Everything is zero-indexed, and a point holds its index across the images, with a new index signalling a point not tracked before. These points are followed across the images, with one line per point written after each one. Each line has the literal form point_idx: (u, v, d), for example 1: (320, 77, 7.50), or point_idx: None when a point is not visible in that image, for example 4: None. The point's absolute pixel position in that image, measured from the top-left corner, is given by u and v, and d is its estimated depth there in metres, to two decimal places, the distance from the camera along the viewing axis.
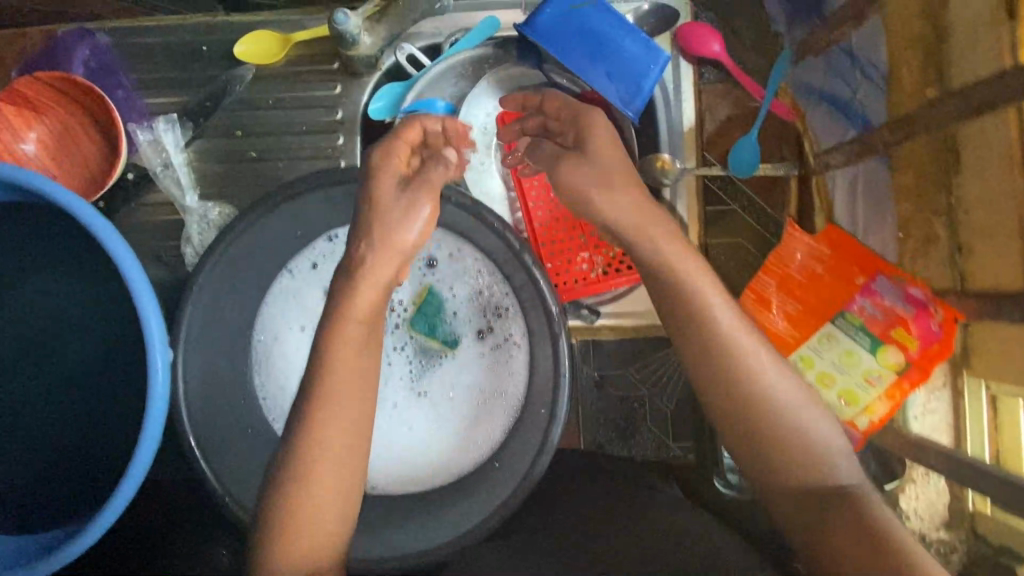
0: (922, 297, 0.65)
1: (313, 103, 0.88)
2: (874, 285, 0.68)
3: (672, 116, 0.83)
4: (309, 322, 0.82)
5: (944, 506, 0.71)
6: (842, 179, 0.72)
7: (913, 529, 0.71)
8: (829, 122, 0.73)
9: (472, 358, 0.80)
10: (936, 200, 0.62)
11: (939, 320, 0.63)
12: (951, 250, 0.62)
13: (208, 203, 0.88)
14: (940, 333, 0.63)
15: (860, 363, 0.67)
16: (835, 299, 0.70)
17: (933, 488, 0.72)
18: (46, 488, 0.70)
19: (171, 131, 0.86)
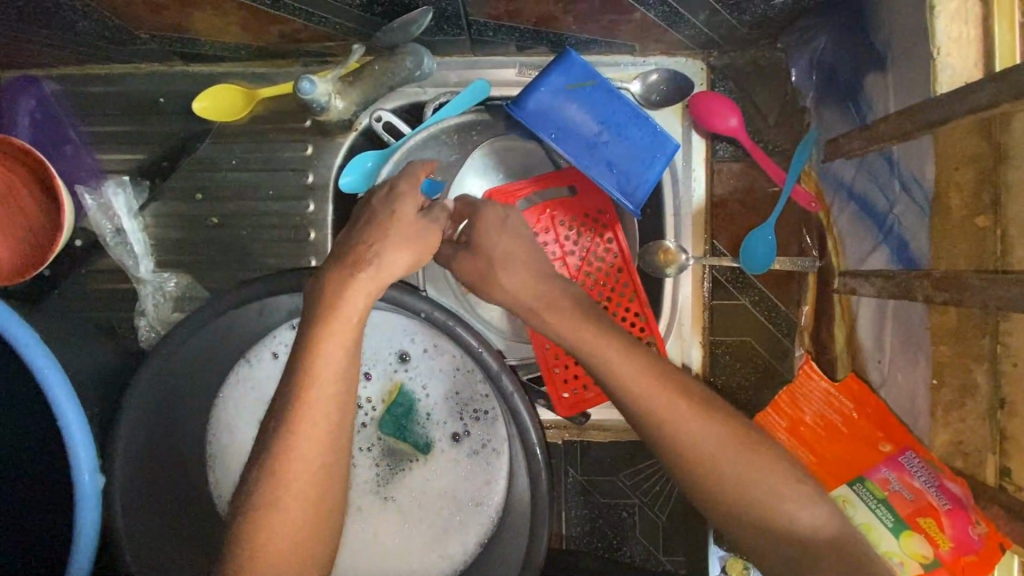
0: (962, 496, 0.54)
1: (282, 165, 0.80)
2: (904, 458, 0.59)
3: (678, 199, 0.75)
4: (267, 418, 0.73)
5: None
6: (871, 303, 0.63)
7: None
8: (858, 228, 0.65)
9: (444, 466, 0.72)
10: (979, 345, 0.53)
11: (980, 530, 0.53)
12: (993, 406, 0.53)
13: (165, 273, 0.80)
14: (980, 545, 0.53)
15: (878, 542, 0.57)
16: (854, 459, 0.62)
17: None
18: None
19: (121, 195, 0.78)
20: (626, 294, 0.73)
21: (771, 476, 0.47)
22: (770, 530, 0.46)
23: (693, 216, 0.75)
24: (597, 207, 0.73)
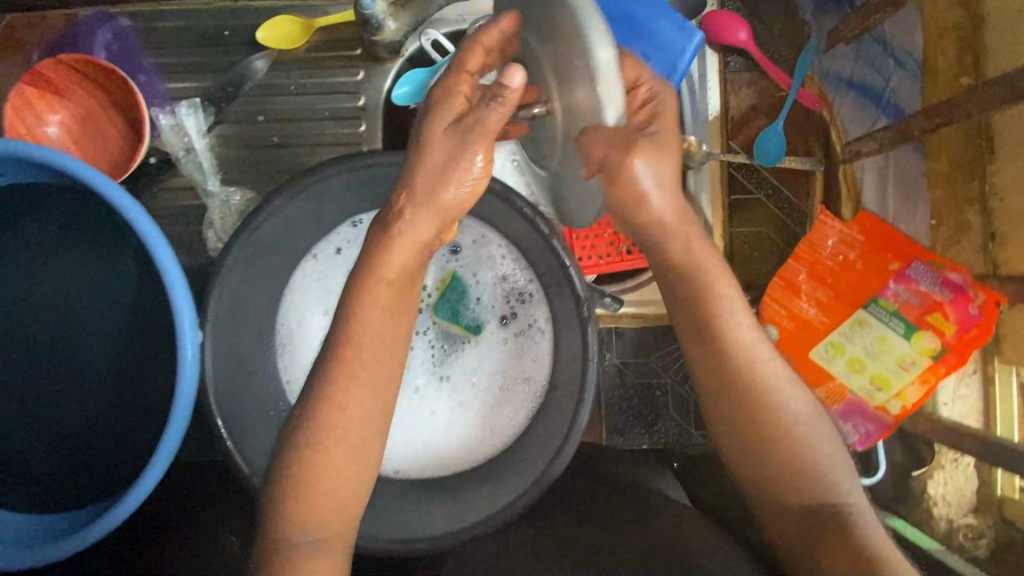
0: (961, 282, 0.64)
1: (336, 89, 0.88)
2: (909, 270, 0.66)
3: (697, 105, 0.83)
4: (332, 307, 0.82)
5: (970, 491, 0.72)
6: (871, 166, 0.77)
7: (941, 516, 0.72)
8: (860, 110, 0.78)
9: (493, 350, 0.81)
10: (971, 185, 0.71)
11: (978, 304, 0.63)
12: (985, 236, 0.70)
13: (230, 188, 0.87)
14: (979, 317, 0.62)
15: (891, 348, 0.64)
16: (866, 283, 0.67)
17: (960, 474, 0.72)
18: (89, 461, 0.74)
19: (193, 115, 0.85)
20: None
21: (776, 384, 0.54)
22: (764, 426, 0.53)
23: (710, 119, 0.84)
24: None
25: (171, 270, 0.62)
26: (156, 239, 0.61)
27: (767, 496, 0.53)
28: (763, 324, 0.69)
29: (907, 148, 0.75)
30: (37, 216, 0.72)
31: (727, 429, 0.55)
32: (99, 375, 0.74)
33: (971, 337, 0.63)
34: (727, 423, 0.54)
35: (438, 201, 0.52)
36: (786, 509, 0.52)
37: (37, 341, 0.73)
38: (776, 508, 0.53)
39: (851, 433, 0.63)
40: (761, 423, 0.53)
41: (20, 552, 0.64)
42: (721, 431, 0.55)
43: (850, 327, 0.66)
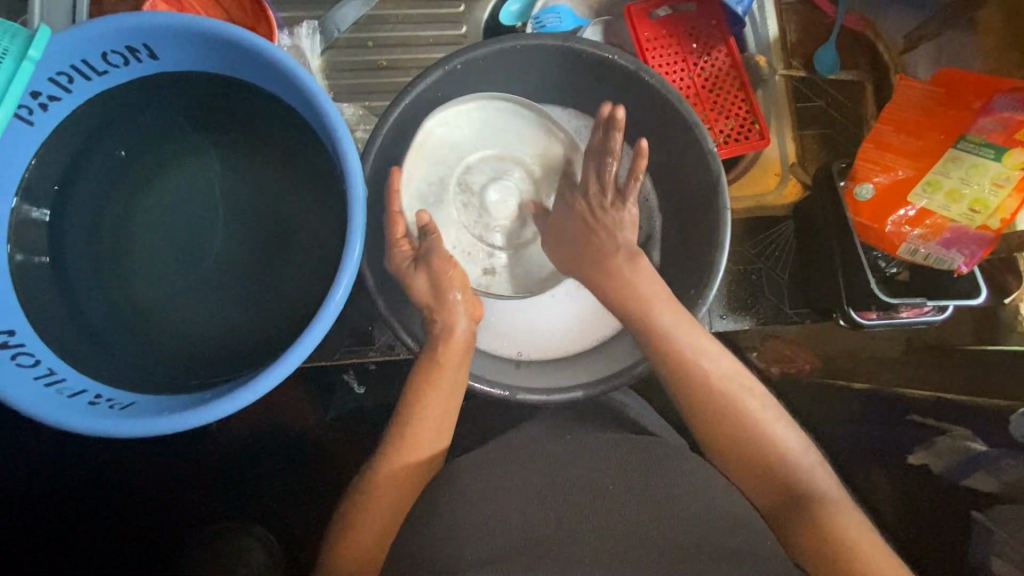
0: None
1: (439, 18, 0.96)
2: (993, 104, 0.72)
3: (759, 31, 0.96)
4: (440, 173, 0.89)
5: None
6: (922, 57, 0.92)
7: None
8: (902, 22, 0.93)
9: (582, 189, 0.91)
10: None
11: None
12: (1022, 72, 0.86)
13: (341, 102, 0.94)
14: None
15: (985, 172, 0.70)
16: (955, 125, 0.74)
17: None
18: (227, 349, 0.74)
19: (311, 36, 0.92)
20: (736, 86, 0.92)
21: (728, 367, 0.69)
22: (726, 398, 0.67)
23: (772, 40, 0.96)
24: (707, 29, 0.93)
25: (342, 129, 0.67)
26: (329, 99, 0.67)
27: (756, 484, 0.65)
28: (857, 184, 0.77)
29: (953, 34, 0.91)
30: (176, 113, 0.76)
31: (723, 438, 0.67)
32: (242, 258, 0.77)
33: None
34: (724, 437, 0.66)
35: (445, 302, 0.74)
36: (776, 485, 0.64)
37: (192, 235, 0.78)
38: (760, 479, 0.65)
39: (955, 258, 0.71)
40: (745, 424, 0.66)
41: (172, 416, 0.63)
42: (717, 436, 0.67)
43: (945, 164, 0.73)
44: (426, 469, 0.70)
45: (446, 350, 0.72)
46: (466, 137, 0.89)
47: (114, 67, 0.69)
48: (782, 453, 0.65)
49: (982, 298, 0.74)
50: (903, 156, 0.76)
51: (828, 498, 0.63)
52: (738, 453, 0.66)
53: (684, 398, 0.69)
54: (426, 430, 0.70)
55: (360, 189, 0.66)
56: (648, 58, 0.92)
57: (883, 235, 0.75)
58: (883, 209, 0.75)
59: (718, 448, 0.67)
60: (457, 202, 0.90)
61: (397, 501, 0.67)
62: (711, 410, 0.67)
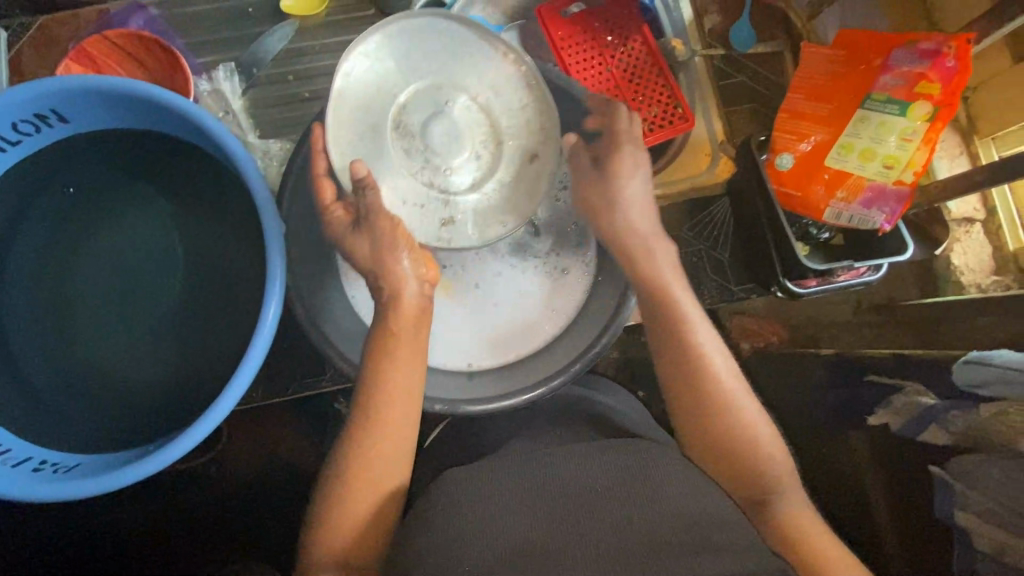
0: (935, 46, 0.68)
1: (356, 44, 0.97)
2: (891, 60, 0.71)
3: (672, 15, 0.96)
4: (369, 128, 0.77)
5: (987, 255, 0.87)
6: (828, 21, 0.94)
7: (971, 282, 0.87)
8: None
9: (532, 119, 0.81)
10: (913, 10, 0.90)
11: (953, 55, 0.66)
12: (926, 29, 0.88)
13: (269, 139, 0.94)
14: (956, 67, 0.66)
15: (892, 128, 0.69)
16: (860, 86, 0.74)
17: (976, 242, 0.88)
18: (170, 400, 0.75)
19: (230, 79, 0.92)
20: (655, 72, 0.93)
21: (721, 357, 0.76)
22: (717, 392, 0.74)
23: (688, 22, 0.96)
24: (620, 20, 0.94)
25: (253, 172, 0.68)
26: (234, 140, 0.67)
27: (738, 483, 0.72)
28: (777, 155, 0.77)
29: None
30: (99, 170, 0.77)
31: (711, 435, 0.73)
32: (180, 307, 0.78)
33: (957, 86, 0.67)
34: (712, 432, 0.73)
35: (388, 264, 0.72)
36: (750, 481, 0.72)
37: (127, 290, 0.78)
38: (738, 477, 0.73)
39: (876, 216, 0.71)
40: (730, 418, 0.73)
41: (116, 472, 0.64)
42: (707, 429, 0.74)
43: (855, 126, 0.72)
44: (393, 450, 0.69)
45: (396, 317, 0.71)
46: (401, 74, 0.78)
47: (27, 135, 0.71)
48: (756, 452, 0.73)
49: (910, 253, 0.74)
50: (816, 122, 0.75)
51: (797, 513, 0.71)
52: (718, 448, 0.73)
53: (679, 370, 0.75)
54: (392, 418, 0.69)
55: (273, 228, 0.67)
56: (564, 56, 0.93)
57: (806, 203, 0.75)
58: (802, 177, 0.75)
59: (702, 434, 0.74)
60: (398, 147, 0.79)
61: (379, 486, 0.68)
62: (706, 401, 0.74)
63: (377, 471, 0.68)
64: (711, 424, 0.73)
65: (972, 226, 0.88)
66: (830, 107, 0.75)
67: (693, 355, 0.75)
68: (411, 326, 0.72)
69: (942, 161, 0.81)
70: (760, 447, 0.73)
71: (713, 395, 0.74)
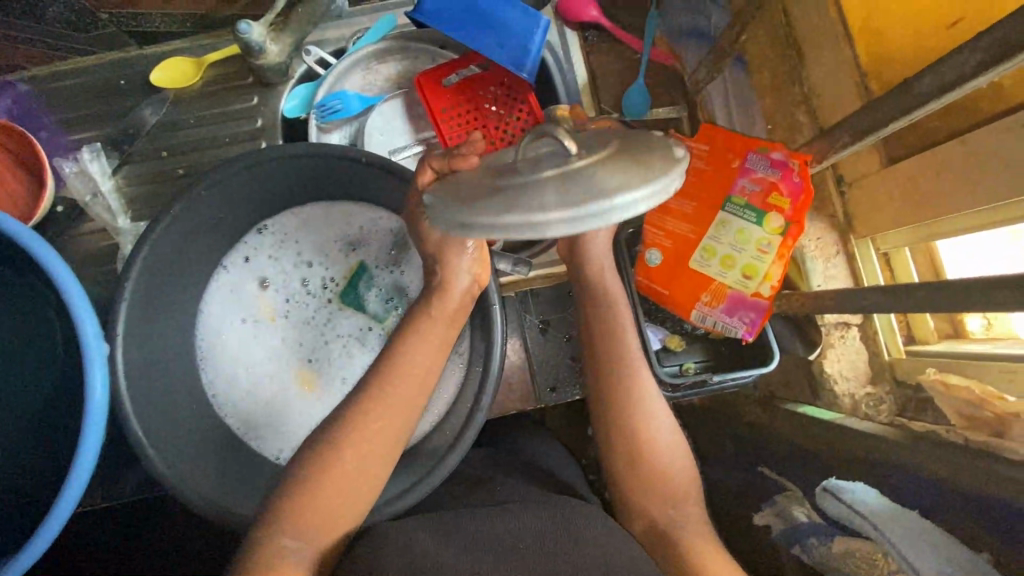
0: (784, 157, 0.64)
1: (232, 116, 0.93)
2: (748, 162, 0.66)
3: (564, 80, 0.90)
4: (249, 314, 0.82)
5: (862, 362, 0.81)
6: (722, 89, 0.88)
7: (844, 391, 0.81)
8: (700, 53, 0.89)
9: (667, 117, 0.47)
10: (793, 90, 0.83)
11: (799, 172, 0.63)
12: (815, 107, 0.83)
13: (141, 219, 0.91)
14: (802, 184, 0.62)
15: (749, 237, 0.65)
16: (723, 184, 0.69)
17: (852, 347, 0.82)
18: None
19: (95, 159, 0.88)
20: None
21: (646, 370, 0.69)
22: (641, 407, 0.67)
23: (581, 87, 0.91)
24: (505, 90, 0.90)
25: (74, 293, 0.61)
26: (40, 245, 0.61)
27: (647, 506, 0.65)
28: (647, 250, 0.72)
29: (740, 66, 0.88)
30: None
31: (624, 435, 0.66)
32: None
33: (804, 201, 0.63)
34: (631, 429, 0.66)
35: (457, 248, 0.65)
36: (661, 505, 0.65)
37: None
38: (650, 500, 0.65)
39: (737, 327, 0.67)
40: (645, 439, 0.66)
41: None
42: (626, 447, 0.66)
43: (716, 229, 0.67)
44: (369, 476, 0.59)
45: (441, 304, 0.65)
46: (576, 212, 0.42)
47: None
48: (667, 473, 0.66)
49: (773, 364, 0.71)
50: (682, 218, 0.70)
51: (702, 536, 0.63)
52: (626, 452, 0.66)
53: (608, 377, 0.68)
54: (381, 431, 0.60)
55: (92, 355, 0.60)
56: (443, 129, 0.88)
57: (672, 305, 0.70)
58: (669, 277, 0.70)
59: (618, 452, 0.66)
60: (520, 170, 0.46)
61: (347, 504, 0.59)
62: (627, 414, 0.66)
63: (346, 480, 0.58)
64: (628, 443, 0.66)
65: (848, 329, 0.82)
66: (698, 204, 0.69)
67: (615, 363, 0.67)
68: (453, 315, 0.66)
69: (817, 262, 0.80)
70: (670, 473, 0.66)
71: (637, 412, 0.66)
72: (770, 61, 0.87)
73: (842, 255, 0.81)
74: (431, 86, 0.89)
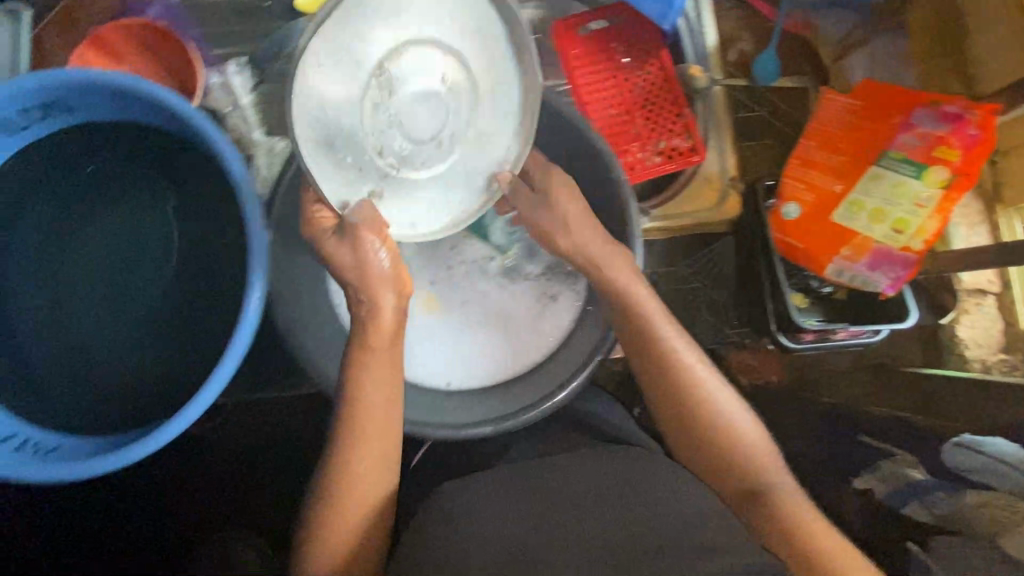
0: (959, 111, 0.67)
1: None
2: (912, 118, 0.69)
3: (695, 41, 0.92)
4: None
5: (996, 329, 0.86)
6: (860, 60, 0.89)
7: (975, 357, 0.86)
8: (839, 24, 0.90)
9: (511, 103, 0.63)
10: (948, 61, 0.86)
11: (974, 125, 0.65)
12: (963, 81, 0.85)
13: (275, 137, 0.95)
14: (976, 137, 0.65)
15: (908, 190, 0.67)
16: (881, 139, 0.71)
17: (986, 315, 0.87)
18: (148, 397, 0.76)
19: (240, 73, 0.93)
20: (669, 101, 0.90)
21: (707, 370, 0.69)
22: (705, 404, 0.67)
23: (710, 49, 0.92)
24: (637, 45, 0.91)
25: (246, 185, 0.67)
26: (218, 135, 0.66)
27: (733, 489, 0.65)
28: (784, 203, 0.74)
29: (878, 41, 0.89)
30: (100, 159, 0.77)
31: (692, 425, 0.67)
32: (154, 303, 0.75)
33: (974, 157, 0.66)
34: (695, 420, 0.67)
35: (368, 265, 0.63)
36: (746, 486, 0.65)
37: (116, 280, 0.78)
38: (736, 483, 0.65)
39: (879, 281, 0.68)
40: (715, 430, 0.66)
41: (84, 464, 0.66)
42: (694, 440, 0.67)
43: (868, 182, 0.69)
44: (375, 486, 0.63)
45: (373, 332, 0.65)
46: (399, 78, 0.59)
47: (32, 122, 0.73)
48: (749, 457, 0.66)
49: (913, 319, 0.71)
50: (830, 172, 0.72)
51: (795, 499, 0.63)
52: (700, 444, 0.67)
53: (662, 384, 0.69)
54: (365, 446, 0.63)
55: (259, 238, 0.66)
56: (575, 76, 0.90)
57: (808, 257, 0.72)
58: (808, 229, 0.71)
59: (691, 445, 0.68)
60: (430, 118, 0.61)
61: (374, 490, 0.63)
62: (694, 409, 0.68)
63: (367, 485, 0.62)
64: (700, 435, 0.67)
65: (984, 298, 0.87)
66: (852, 159, 0.72)
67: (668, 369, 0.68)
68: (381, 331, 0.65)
69: (961, 228, 0.84)
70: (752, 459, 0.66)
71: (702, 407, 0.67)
72: (922, 32, 0.88)
73: (986, 223, 0.84)
74: (567, 34, 0.90)
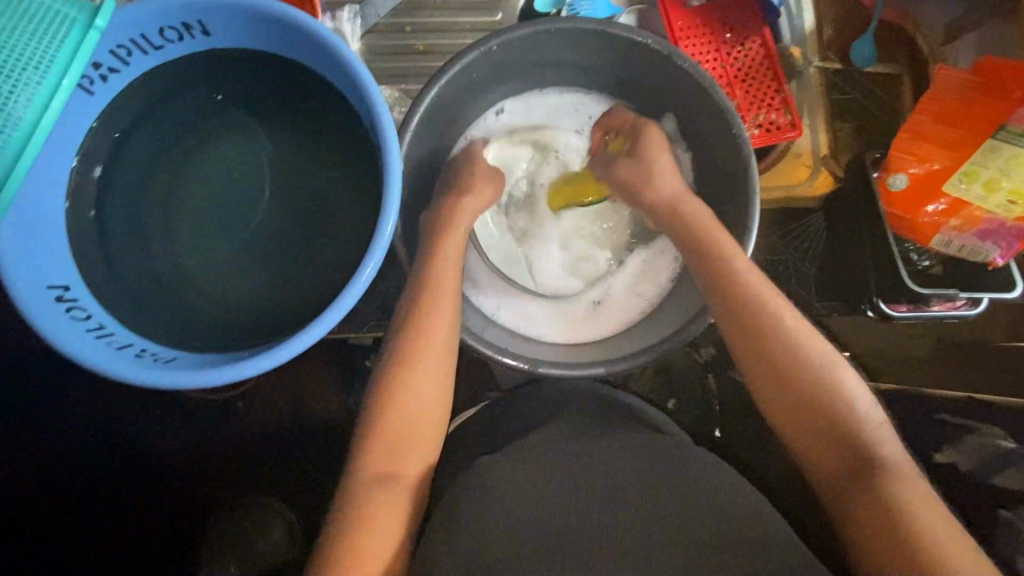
0: None
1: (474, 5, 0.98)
2: None
3: (794, 22, 0.95)
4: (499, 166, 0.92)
5: None
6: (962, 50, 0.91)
7: None
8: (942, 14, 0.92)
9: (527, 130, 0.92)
10: None
11: None
12: None
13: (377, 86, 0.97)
14: None
15: None
16: (996, 113, 0.73)
17: None
18: (256, 322, 0.78)
19: (352, 20, 0.95)
20: (769, 75, 0.92)
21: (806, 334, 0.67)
22: (799, 364, 0.65)
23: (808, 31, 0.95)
24: (741, 20, 0.93)
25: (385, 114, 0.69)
26: (363, 66, 0.69)
27: (826, 460, 0.63)
28: (891, 174, 0.77)
29: None
30: (225, 87, 0.79)
31: (783, 386, 0.65)
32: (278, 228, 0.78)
33: None
34: (789, 380, 0.65)
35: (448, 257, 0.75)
36: (841, 462, 0.62)
37: (233, 206, 0.80)
38: (830, 455, 0.63)
39: (992, 249, 0.73)
40: (809, 394, 0.64)
41: (205, 372, 0.66)
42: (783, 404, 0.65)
43: (984, 154, 0.71)
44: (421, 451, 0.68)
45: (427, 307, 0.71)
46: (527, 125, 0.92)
47: (170, 42, 0.73)
48: (850, 428, 0.63)
49: (1018, 292, 0.76)
50: (941, 144, 0.75)
51: (907, 483, 0.59)
52: (791, 407, 0.65)
53: (744, 337, 0.68)
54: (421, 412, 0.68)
55: (396, 163, 0.68)
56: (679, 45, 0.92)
57: (915, 226, 0.76)
58: (916, 199, 0.75)
59: (779, 408, 0.66)
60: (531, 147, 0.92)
61: (414, 456, 0.67)
62: (783, 369, 0.66)
63: (410, 450, 0.67)
64: (786, 398, 0.65)
65: None
66: (964, 133, 0.74)
67: (756, 326, 0.68)
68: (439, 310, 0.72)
69: None
70: (855, 429, 0.62)
71: (795, 364, 0.65)
72: None
73: None
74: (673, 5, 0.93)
